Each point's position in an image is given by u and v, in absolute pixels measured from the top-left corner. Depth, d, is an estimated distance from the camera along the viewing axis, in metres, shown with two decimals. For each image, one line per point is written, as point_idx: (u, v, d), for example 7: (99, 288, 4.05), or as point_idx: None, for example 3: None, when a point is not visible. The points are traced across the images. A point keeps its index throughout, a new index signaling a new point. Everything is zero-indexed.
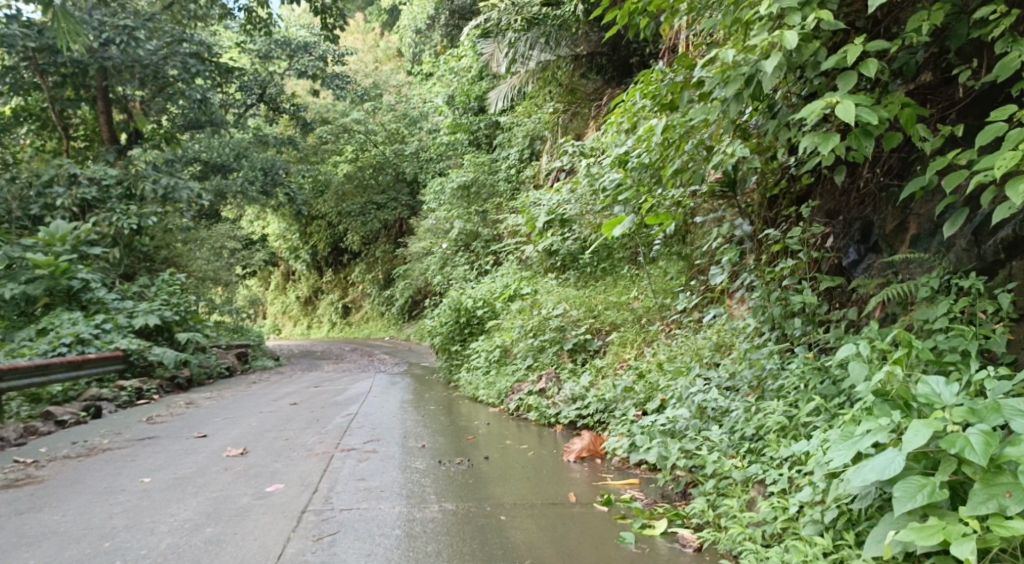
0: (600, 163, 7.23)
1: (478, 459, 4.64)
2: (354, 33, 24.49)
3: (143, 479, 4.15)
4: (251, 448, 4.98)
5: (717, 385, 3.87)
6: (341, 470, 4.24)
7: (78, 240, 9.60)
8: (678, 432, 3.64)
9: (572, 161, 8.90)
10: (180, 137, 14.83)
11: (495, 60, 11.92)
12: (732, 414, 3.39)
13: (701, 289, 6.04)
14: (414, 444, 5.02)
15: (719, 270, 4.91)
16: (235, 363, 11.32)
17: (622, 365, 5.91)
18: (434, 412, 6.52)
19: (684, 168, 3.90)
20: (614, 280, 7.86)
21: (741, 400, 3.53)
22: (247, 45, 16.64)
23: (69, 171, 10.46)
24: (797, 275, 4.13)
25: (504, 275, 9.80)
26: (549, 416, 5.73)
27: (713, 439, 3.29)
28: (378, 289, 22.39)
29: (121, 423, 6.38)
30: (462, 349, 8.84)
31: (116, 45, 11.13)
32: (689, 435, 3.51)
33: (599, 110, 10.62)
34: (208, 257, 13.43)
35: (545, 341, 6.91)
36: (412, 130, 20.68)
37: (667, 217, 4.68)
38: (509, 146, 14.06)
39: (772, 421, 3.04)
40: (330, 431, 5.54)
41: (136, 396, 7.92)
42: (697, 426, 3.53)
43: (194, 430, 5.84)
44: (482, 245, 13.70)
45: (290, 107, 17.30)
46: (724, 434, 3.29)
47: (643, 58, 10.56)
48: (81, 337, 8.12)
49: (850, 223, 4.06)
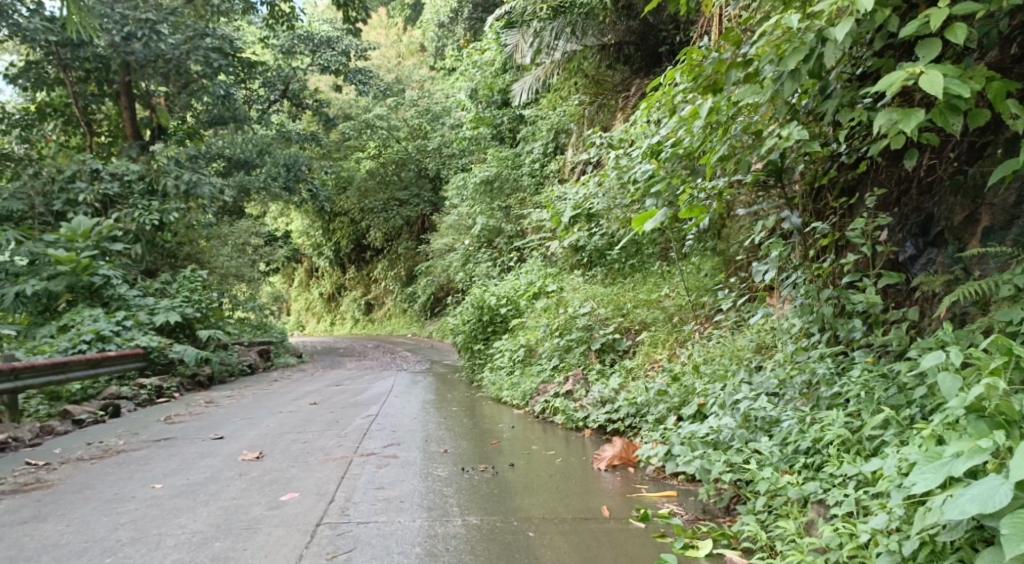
0: (631, 154, 6.93)
1: (504, 467, 4.38)
2: (377, 28, 24.34)
3: (155, 485, 3.97)
4: (267, 452, 4.78)
5: (763, 391, 3.57)
6: (359, 478, 4.01)
7: (100, 236, 9.53)
8: (722, 443, 3.30)
9: (600, 153, 8.61)
10: (204, 133, 14.77)
11: (519, 51, 11.63)
12: (784, 425, 3.07)
13: (738, 287, 5.72)
14: (436, 449, 4.79)
15: (765, 266, 4.32)
16: (256, 361, 11.21)
17: (654, 367, 5.63)
18: (456, 414, 6.28)
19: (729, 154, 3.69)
20: (643, 277, 7.57)
21: (792, 408, 3.23)
22: (269, 40, 16.54)
23: (92, 166, 10.42)
24: (849, 272, 3.83)
25: (528, 272, 9.53)
26: (577, 420, 5.46)
27: (763, 452, 2.98)
28: (400, 286, 22.26)
29: (139, 422, 6.23)
30: (485, 348, 8.60)
31: (138, 40, 11.04)
32: (735, 447, 3.17)
33: (627, 101, 10.30)
34: (231, 253, 13.36)
35: (571, 341, 6.63)
36: (435, 126, 20.49)
37: (699, 212, 4.52)
38: (533, 139, 13.79)
39: (831, 433, 2.76)
40: (349, 434, 5.32)
41: (156, 394, 7.80)
42: (744, 437, 3.20)
43: (211, 431, 5.67)
44: (506, 241, 13.46)
45: (312, 102, 17.19)
46: (775, 446, 2.99)
47: (673, 47, 10.22)
48: (101, 334, 8.03)
49: (905, 216, 3.76)
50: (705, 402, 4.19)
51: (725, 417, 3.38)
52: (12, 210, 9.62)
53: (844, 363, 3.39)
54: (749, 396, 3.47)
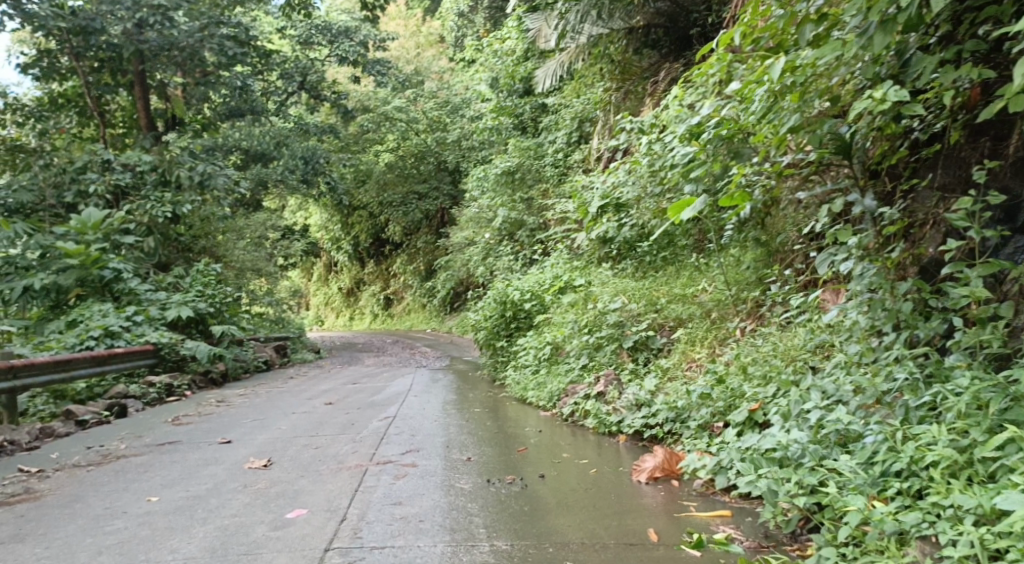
0: (669, 139, 6.45)
1: (533, 478, 3.97)
2: (395, 18, 23.89)
3: (150, 498, 3.63)
4: (276, 460, 4.41)
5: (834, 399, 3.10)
6: (373, 492, 3.64)
7: (111, 229, 9.26)
8: (789, 460, 2.84)
9: (630, 139, 8.12)
10: (221, 125, 14.51)
11: (543, 36, 11.27)
12: (867, 441, 2.65)
13: (787, 280, 5.24)
14: (458, 457, 4.40)
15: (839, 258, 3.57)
16: (272, 357, 10.92)
17: (693, 366, 5.20)
18: (479, 416, 5.88)
19: (800, 126, 3.41)
20: (678, 270, 7.13)
21: (875, 421, 2.79)
22: (286, 30, 16.24)
23: (103, 156, 10.18)
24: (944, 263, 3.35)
25: (553, 265, 9.06)
26: (610, 425, 5.03)
27: (844, 472, 2.55)
28: (420, 281, 21.95)
29: (144, 424, 5.92)
30: (508, 345, 8.20)
31: (151, 27, 10.75)
32: (807, 465, 2.72)
33: (655, 87, 9.76)
34: (247, 247, 13.10)
35: (602, 338, 6.19)
36: (454, 118, 20.21)
37: (741, 199, 4.41)
38: (556, 129, 13.30)
39: (934, 453, 2.38)
40: (365, 439, 4.95)
41: (165, 393, 7.50)
42: (818, 454, 2.74)
43: (218, 435, 5.32)
44: (529, 233, 13.05)
45: (331, 94, 16.84)
46: (857, 466, 2.56)
47: (704, 29, 9.67)
48: (109, 330, 7.74)
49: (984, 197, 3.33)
50: (758, 407, 3.81)
51: (795, 430, 2.92)
52: (22, 202, 9.40)
53: (931, 367, 2.95)
54: (819, 403, 3.03)
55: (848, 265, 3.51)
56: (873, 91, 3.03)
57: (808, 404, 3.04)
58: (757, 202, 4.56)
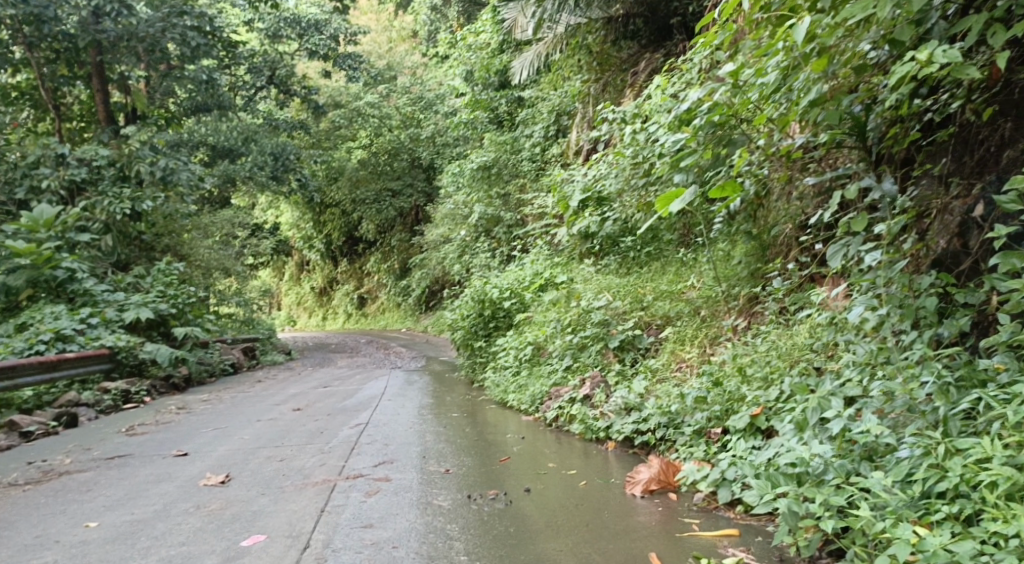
0: (656, 127, 6.15)
1: (517, 492, 3.64)
2: (367, 12, 23.36)
3: (89, 524, 3.22)
4: (235, 475, 4.02)
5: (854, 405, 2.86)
6: (341, 512, 3.29)
7: (65, 226, 8.71)
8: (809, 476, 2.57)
9: (611, 131, 7.82)
10: (186, 120, 13.95)
11: (519, 27, 10.94)
12: (902, 456, 2.44)
13: (782, 274, 4.98)
14: (436, 470, 4.06)
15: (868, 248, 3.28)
16: (240, 360, 10.44)
17: (684, 368, 4.93)
18: (457, 421, 5.53)
19: (821, 100, 3.30)
20: (663, 266, 6.86)
21: (909, 433, 2.56)
22: (254, 23, 15.66)
23: (57, 150, 9.57)
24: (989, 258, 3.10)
25: (533, 262, 8.74)
26: (597, 431, 4.71)
27: (880, 494, 2.33)
28: (394, 280, 21.52)
29: (95, 434, 5.46)
30: (486, 345, 7.85)
31: (110, 17, 10.21)
32: (833, 483, 2.46)
33: (634, 79, 9.49)
34: (214, 245, 12.57)
35: (586, 338, 5.88)
36: (428, 114, 19.73)
37: (731, 190, 4.29)
38: (532, 123, 12.97)
39: (990, 472, 2.19)
40: (333, 450, 4.57)
41: (121, 400, 7.02)
42: (843, 470, 2.49)
43: (174, 447, 4.90)
44: (505, 230, 12.73)
45: (301, 89, 16.30)
46: (894, 485, 2.35)
47: (685, 18, 9.37)
48: (61, 333, 7.21)
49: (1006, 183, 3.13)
50: (759, 412, 3.58)
51: (815, 442, 2.66)
52: None
53: (962, 370, 2.74)
54: (839, 411, 2.77)
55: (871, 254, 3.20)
56: (913, 54, 2.79)
57: (827, 411, 2.79)
58: (746, 194, 4.45)
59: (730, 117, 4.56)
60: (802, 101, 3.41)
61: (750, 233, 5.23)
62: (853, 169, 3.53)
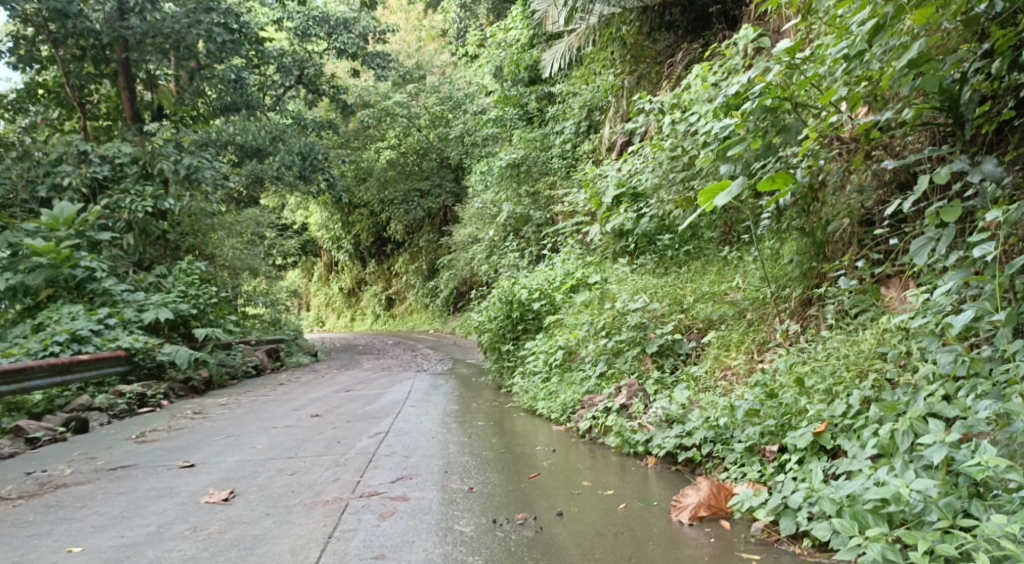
0: (699, 116, 5.70)
1: (547, 517, 3.25)
2: (396, 11, 23.16)
3: (74, 548, 2.93)
4: (241, 491, 3.72)
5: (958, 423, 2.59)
6: (350, 539, 2.95)
7: (86, 225, 8.53)
8: (909, 519, 2.32)
9: (648, 122, 7.38)
10: (214, 120, 13.83)
11: (551, 18, 10.55)
12: None
13: (848, 273, 4.45)
14: (458, 487, 3.69)
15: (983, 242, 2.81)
16: (263, 361, 10.21)
17: (730, 376, 4.52)
18: (483, 431, 5.15)
19: (922, 61, 3.10)
20: (703, 265, 6.42)
21: None
22: (283, 21, 15.54)
23: (79, 147, 9.40)
24: None
25: (564, 261, 8.35)
26: (635, 444, 4.30)
27: (1005, 545, 2.07)
28: (422, 280, 21.27)
29: (104, 442, 5.21)
30: (515, 349, 7.47)
31: (137, 14, 10.03)
32: (937, 535, 2.20)
33: (671, 70, 9.04)
34: (240, 245, 12.38)
35: (621, 342, 5.47)
36: (456, 113, 19.51)
37: (781, 180, 3.98)
38: (563, 119, 12.55)
39: None
40: (349, 463, 4.22)
41: (136, 403, 6.78)
42: (950, 514, 2.26)
43: (181, 457, 4.61)
44: (534, 229, 12.34)
45: (330, 88, 16.11)
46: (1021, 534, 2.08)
47: (725, 6, 8.91)
48: (77, 334, 7.00)
49: None
50: (824, 429, 3.17)
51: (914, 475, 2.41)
52: None
53: None
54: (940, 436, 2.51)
55: (983, 245, 2.82)
56: None
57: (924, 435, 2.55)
58: (798, 186, 4.12)
59: (784, 100, 4.20)
60: (897, 64, 3.20)
61: (804, 228, 4.75)
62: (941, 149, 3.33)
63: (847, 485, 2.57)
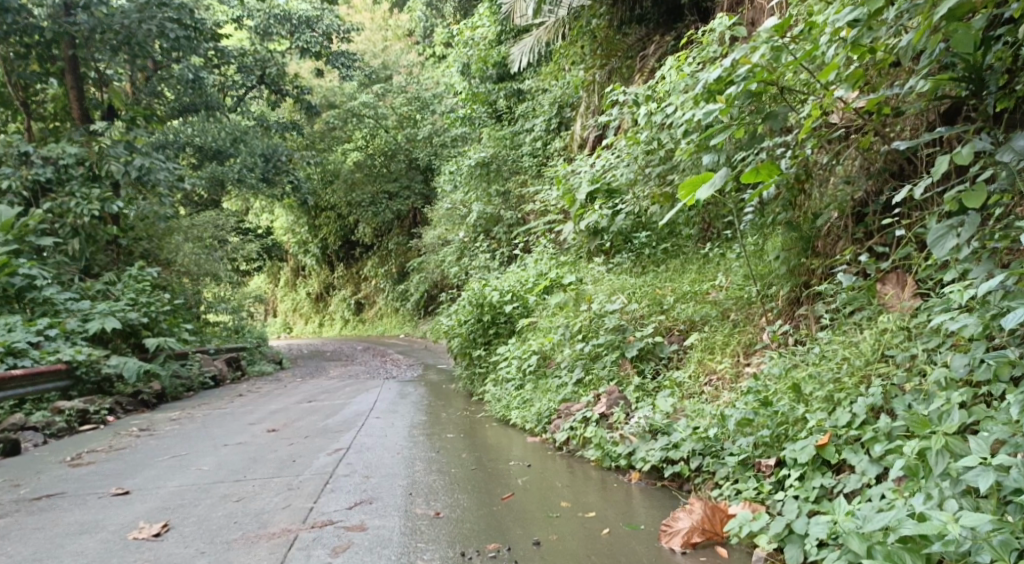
0: (676, 106, 5.38)
1: (523, 547, 2.89)
2: (361, 11, 22.60)
3: None
4: (177, 523, 3.29)
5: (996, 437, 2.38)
6: None
7: (25, 230, 7.92)
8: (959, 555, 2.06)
9: (622, 116, 7.07)
10: (171, 120, 13.21)
11: (519, 10, 10.19)
12: None
13: (847, 268, 4.08)
14: (423, 513, 3.31)
15: None
16: (223, 371, 9.68)
17: (716, 381, 4.21)
18: (452, 445, 4.76)
19: (958, 12, 2.86)
20: (683, 263, 6.13)
21: None
22: (243, 19, 14.92)
23: (20, 148, 8.77)
24: None
25: (536, 261, 8.00)
26: (617, 457, 3.96)
27: None
28: (392, 284, 20.77)
29: (32, 466, 4.71)
30: (486, 354, 7.10)
31: (83, 9, 9.39)
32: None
33: (644, 63, 8.76)
34: (199, 249, 11.79)
35: (599, 346, 5.14)
36: (424, 114, 19.09)
37: (768, 172, 3.66)
38: (533, 116, 12.22)
39: None
40: (303, 486, 3.80)
41: (77, 421, 6.25)
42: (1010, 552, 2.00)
43: (115, 482, 4.15)
44: (506, 230, 11.99)
45: (293, 88, 15.54)
46: None
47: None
48: (12, 347, 6.45)
49: None
50: (827, 441, 2.86)
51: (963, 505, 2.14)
52: None
53: None
54: (984, 458, 2.27)
55: None
56: None
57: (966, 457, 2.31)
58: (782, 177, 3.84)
59: (770, 85, 3.91)
60: (928, 17, 2.95)
61: (790, 222, 4.46)
62: (961, 126, 3.10)
63: (879, 517, 2.28)
